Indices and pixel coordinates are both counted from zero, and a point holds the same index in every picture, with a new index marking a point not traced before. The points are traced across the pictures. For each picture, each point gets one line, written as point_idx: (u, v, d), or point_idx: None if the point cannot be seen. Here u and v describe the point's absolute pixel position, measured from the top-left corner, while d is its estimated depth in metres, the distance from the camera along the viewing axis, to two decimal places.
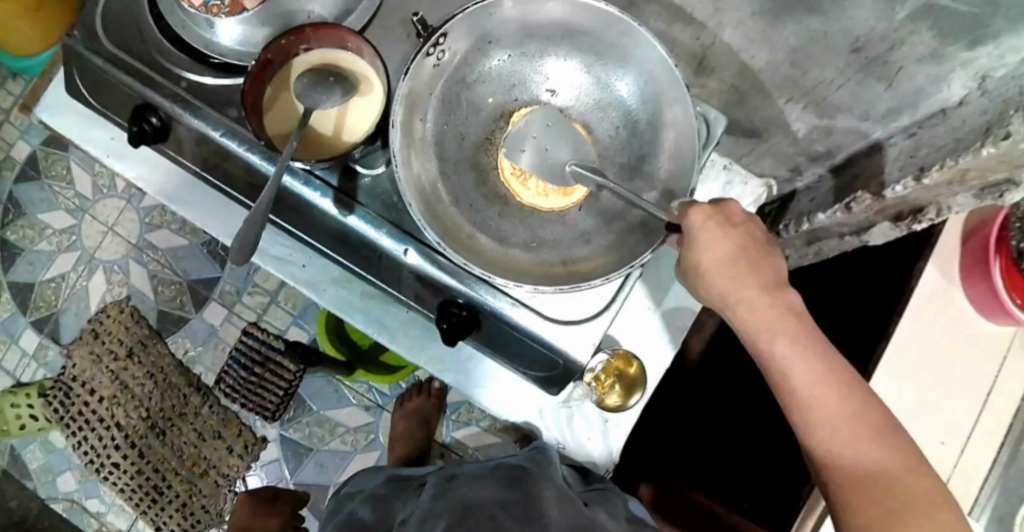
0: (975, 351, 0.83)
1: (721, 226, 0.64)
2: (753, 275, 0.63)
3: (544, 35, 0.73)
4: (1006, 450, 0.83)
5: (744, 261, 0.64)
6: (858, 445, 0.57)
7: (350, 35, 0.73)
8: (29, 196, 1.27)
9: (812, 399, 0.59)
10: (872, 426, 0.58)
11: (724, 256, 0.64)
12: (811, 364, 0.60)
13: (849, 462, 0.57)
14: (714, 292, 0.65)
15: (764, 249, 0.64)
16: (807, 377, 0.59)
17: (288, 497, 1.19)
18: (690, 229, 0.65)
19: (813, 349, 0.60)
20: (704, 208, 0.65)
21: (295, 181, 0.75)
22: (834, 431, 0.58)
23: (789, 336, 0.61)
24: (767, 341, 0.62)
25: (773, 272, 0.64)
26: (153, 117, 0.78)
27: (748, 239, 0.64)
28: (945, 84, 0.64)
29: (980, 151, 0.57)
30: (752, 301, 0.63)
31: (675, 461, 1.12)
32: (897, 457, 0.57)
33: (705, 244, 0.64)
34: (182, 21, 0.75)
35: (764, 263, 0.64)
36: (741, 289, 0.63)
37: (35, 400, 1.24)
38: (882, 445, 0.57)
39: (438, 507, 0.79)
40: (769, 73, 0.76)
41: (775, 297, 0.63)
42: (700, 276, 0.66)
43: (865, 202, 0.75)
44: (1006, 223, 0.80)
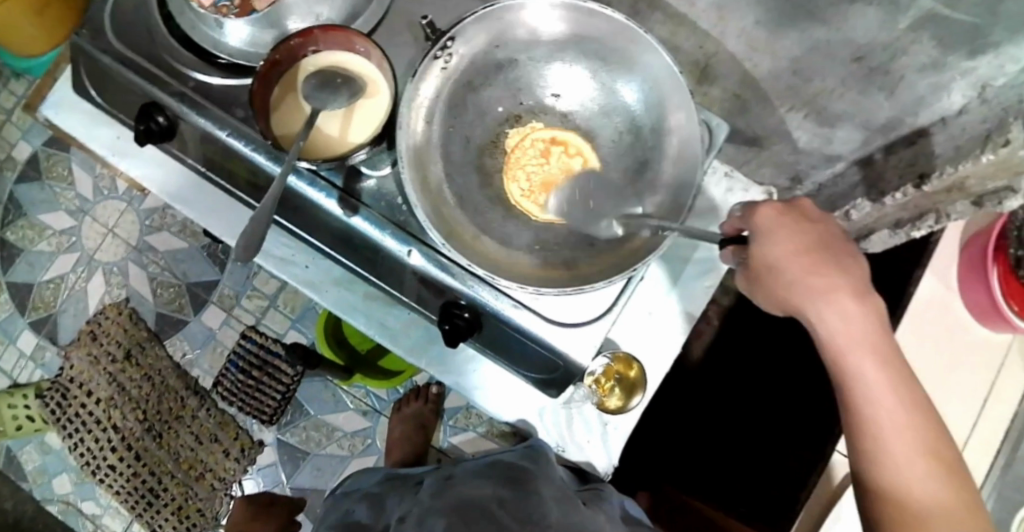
0: (974, 358, 0.84)
1: (802, 223, 0.62)
2: (843, 280, 0.61)
3: (550, 41, 0.74)
4: (1002, 455, 0.84)
5: (831, 266, 0.61)
6: (927, 479, 0.58)
7: (358, 37, 0.73)
8: (30, 197, 1.27)
9: (886, 422, 0.59)
10: (936, 455, 0.58)
11: (810, 258, 0.61)
12: (890, 384, 0.59)
13: (914, 494, 0.58)
14: (790, 294, 0.62)
15: (848, 250, 0.62)
16: (888, 400, 0.59)
17: (283, 504, 1.19)
18: (765, 224, 0.62)
19: (895, 370, 0.60)
20: (779, 203, 0.63)
21: (300, 181, 0.76)
22: (906, 460, 0.58)
23: (870, 351, 0.60)
24: (850, 357, 0.60)
25: (860, 277, 0.62)
26: (159, 116, 0.79)
27: (828, 239, 0.62)
28: (944, 94, 0.65)
29: (979, 159, 0.59)
30: (841, 309, 0.61)
31: (676, 470, 1.12)
32: (957, 493, 0.58)
33: (790, 242, 0.61)
34: (191, 21, 0.77)
35: (850, 266, 0.62)
36: (829, 294, 0.61)
37: (32, 400, 1.24)
38: (946, 479, 0.58)
39: (438, 507, 0.80)
40: (770, 81, 0.77)
41: (864, 306, 0.61)
42: (773, 276, 0.62)
43: (865, 208, 0.79)
44: (1004, 231, 0.80)
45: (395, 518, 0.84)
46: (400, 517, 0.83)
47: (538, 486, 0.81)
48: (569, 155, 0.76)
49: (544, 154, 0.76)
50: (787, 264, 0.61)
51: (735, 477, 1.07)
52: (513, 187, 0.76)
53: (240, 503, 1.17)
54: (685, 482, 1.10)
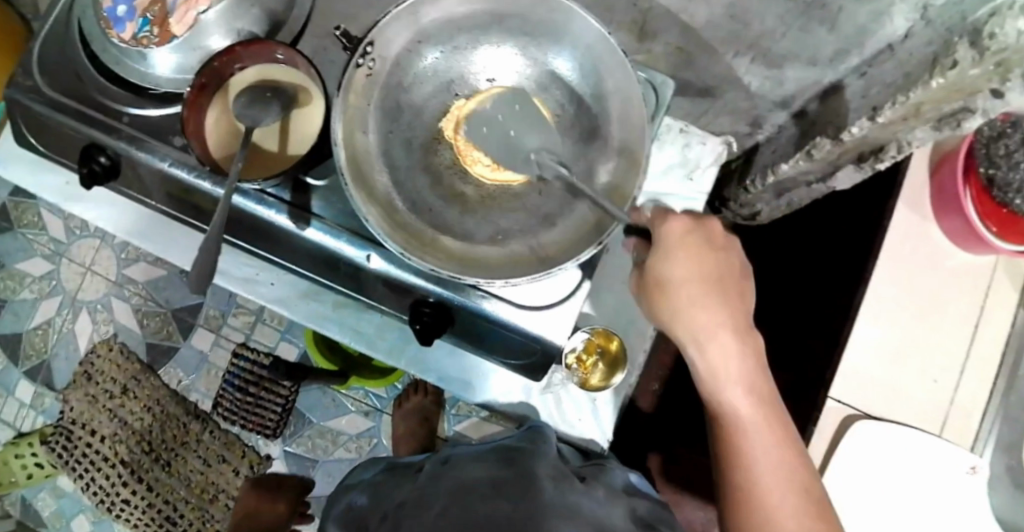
0: (960, 283, 0.82)
1: (700, 249, 0.67)
2: (727, 311, 0.66)
3: (473, 26, 0.72)
4: (1003, 380, 0.82)
5: (715, 288, 0.67)
6: (787, 497, 0.62)
7: (280, 46, 0.72)
8: (5, 248, 1.27)
9: (756, 449, 0.64)
10: (802, 481, 0.63)
11: (699, 277, 0.66)
12: (760, 414, 0.65)
13: (771, 506, 0.62)
14: (676, 316, 0.67)
15: (738, 281, 0.68)
16: (757, 428, 0.64)
17: (293, 485, 1.22)
18: (668, 246, 0.67)
19: (768, 403, 0.66)
20: (686, 221, 0.68)
21: (247, 201, 0.74)
22: (766, 477, 0.63)
23: (742, 383, 0.66)
24: (726, 387, 0.66)
25: (743, 311, 0.67)
26: (101, 156, 0.78)
27: (723, 263, 0.68)
28: (886, 20, 0.62)
29: (929, 84, 0.58)
30: (718, 335, 0.66)
31: (677, 427, 1.12)
32: (818, 513, 0.62)
33: (683, 265, 0.67)
34: (117, 57, 0.75)
35: (735, 293, 0.67)
36: (715, 324, 0.66)
37: (38, 448, 1.25)
38: (803, 502, 0.62)
39: (435, 489, 0.80)
40: (710, 30, 0.74)
41: (741, 337, 0.66)
42: (663, 294, 0.68)
43: (826, 147, 0.76)
44: (972, 150, 0.78)
45: (392, 505, 0.83)
46: (397, 505, 0.82)
47: (534, 465, 0.80)
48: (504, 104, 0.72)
49: (484, 123, 0.72)
50: (680, 282, 0.66)
51: None
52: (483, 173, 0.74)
53: (247, 487, 1.20)
54: (689, 437, 1.12)
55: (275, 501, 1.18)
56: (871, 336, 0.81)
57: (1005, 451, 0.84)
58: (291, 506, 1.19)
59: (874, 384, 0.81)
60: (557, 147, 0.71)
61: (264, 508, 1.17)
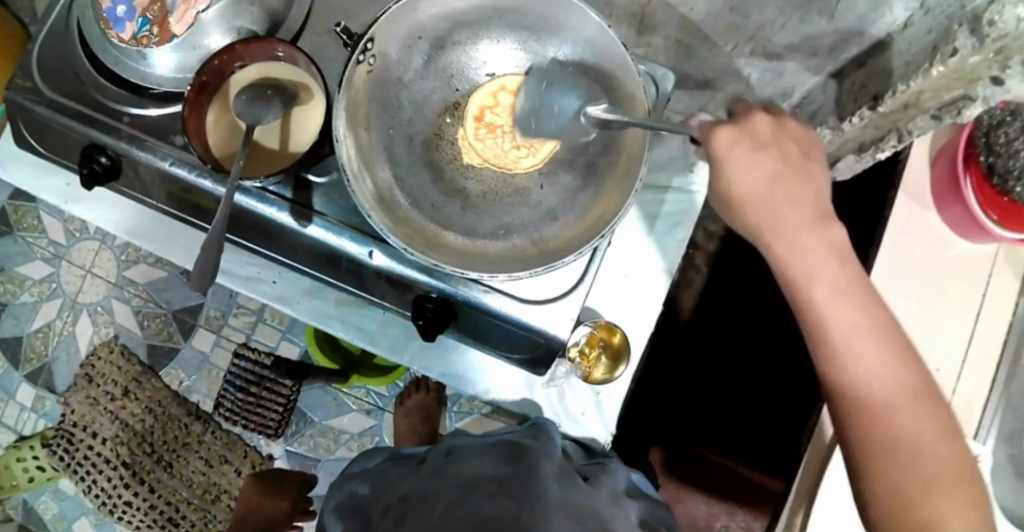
0: (961, 271, 0.82)
1: (752, 148, 0.59)
2: (794, 208, 0.58)
3: (472, 20, 0.73)
4: (1005, 369, 0.81)
5: (783, 186, 0.58)
6: (899, 407, 0.54)
7: (281, 44, 0.72)
8: (4, 251, 1.27)
9: (857, 361, 0.55)
10: (913, 391, 0.54)
11: (758, 182, 0.59)
12: (853, 315, 0.55)
13: (882, 419, 0.54)
14: (748, 221, 0.59)
15: (805, 172, 0.59)
16: (855, 330, 0.55)
17: (295, 481, 1.20)
18: (719, 150, 0.60)
19: (861, 300, 0.56)
20: (731, 129, 0.60)
21: (248, 199, 0.74)
22: (875, 388, 0.54)
23: (831, 284, 0.56)
24: (807, 288, 0.56)
25: (815, 201, 0.58)
26: (102, 156, 0.78)
27: (786, 157, 0.59)
28: (886, 9, 0.63)
29: (930, 72, 0.58)
30: (794, 237, 0.57)
31: (681, 422, 1.11)
32: (936, 421, 0.54)
33: (740, 170, 0.59)
34: (116, 57, 0.75)
35: (803, 188, 0.59)
36: (782, 223, 0.58)
37: (40, 450, 1.25)
38: (919, 411, 0.54)
39: (440, 485, 0.79)
40: (709, 21, 0.74)
41: (819, 233, 0.57)
42: (732, 202, 0.60)
43: (827, 137, 0.76)
44: (972, 139, 0.77)
45: (394, 498, 0.82)
46: (399, 499, 0.81)
47: (537, 462, 0.80)
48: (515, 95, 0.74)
49: (492, 128, 0.74)
50: (737, 193, 0.59)
51: (738, 420, 1.10)
52: (475, 163, 0.74)
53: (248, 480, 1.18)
54: (694, 432, 1.11)
55: (273, 498, 1.16)
56: None
57: None
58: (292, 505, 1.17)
59: None
60: (581, 84, 0.69)
61: (260, 505, 1.15)
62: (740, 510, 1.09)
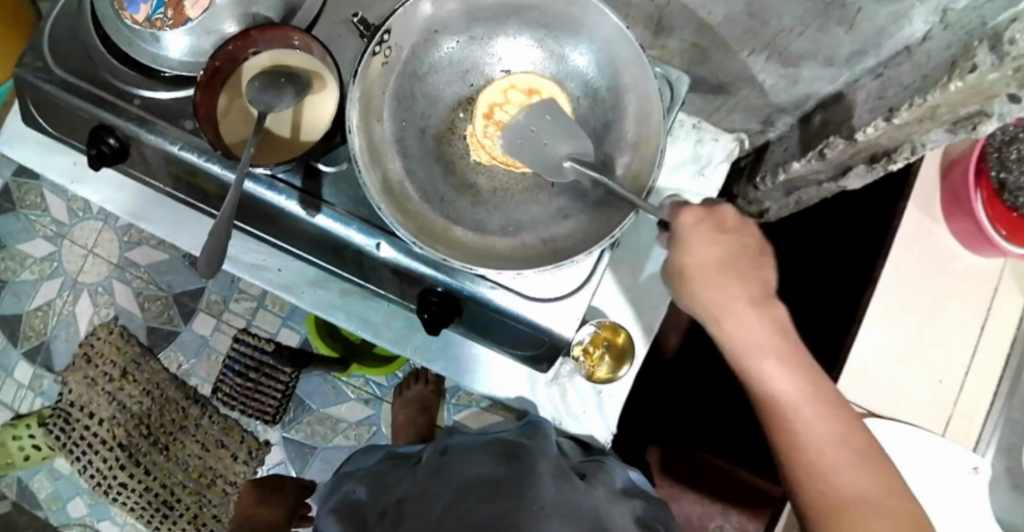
0: (966, 285, 0.83)
1: (713, 232, 0.63)
2: (742, 288, 0.62)
3: (489, 16, 0.72)
4: (1007, 384, 0.81)
5: (731, 269, 0.62)
6: (846, 472, 0.57)
7: (295, 32, 0.71)
8: (6, 228, 1.26)
9: (801, 427, 0.59)
10: (858, 454, 0.58)
11: (713, 261, 0.62)
12: (797, 386, 0.60)
13: (829, 481, 0.57)
14: (699, 303, 0.63)
15: (755, 257, 0.64)
16: (799, 401, 0.59)
17: (292, 487, 1.20)
18: (685, 229, 0.63)
19: (804, 373, 0.61)
20: (697, 210, 0.64)
21: (257, 186, 0.74)
22: (819, 455, 0.58)
23: (776, 357, 0.61)
24: (755, 360, 0.61)
25: (762, 283, 0.63)
26: (110, 138, 0.77)
27: (738, 244, 0.63)
28: (906, 22, 0.62)
29: (947, 86, 0.58)
30: (741, 316, 0.62)
31: (678, 424, 1.14)
32: (884, 484, 0.57)
33: (698, 249, 0.63)
34: (128, 37, 0.74)
35: (754, 274, 0.63)
36: (730, 303, 0.62)
37: (36, 429, 1.24)
38: (864, 471, 0.57)
39: (438, 486, 0.80)
40: (727, 27, 0.73)
41: (765, 313, 0.62)
42: (683, 281, 0.64)
43: (839, 146, 0.75)
44: (983, 154, 0.78)
45: (392, 501, 0.83)
46: (397, 501, 0.82)
47: (533, 462, 0.81)
48: (526, 94, 0.73)
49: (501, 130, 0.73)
50: (693, 271, 0.63)
51: (734, 424, 1.11)
52: (484, 160, 0.74)
53: (248, 486, 1.19)
54: (691, 434, 1.13)
55: (268, 506, 1.16)
56: (873, 337, 0.81)
57: (1005, 453, 0.83)
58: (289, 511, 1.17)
59: (879, 383, 0.81)
60: (575, 128, 0.68)
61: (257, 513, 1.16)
62: (736, 512, 1.06)
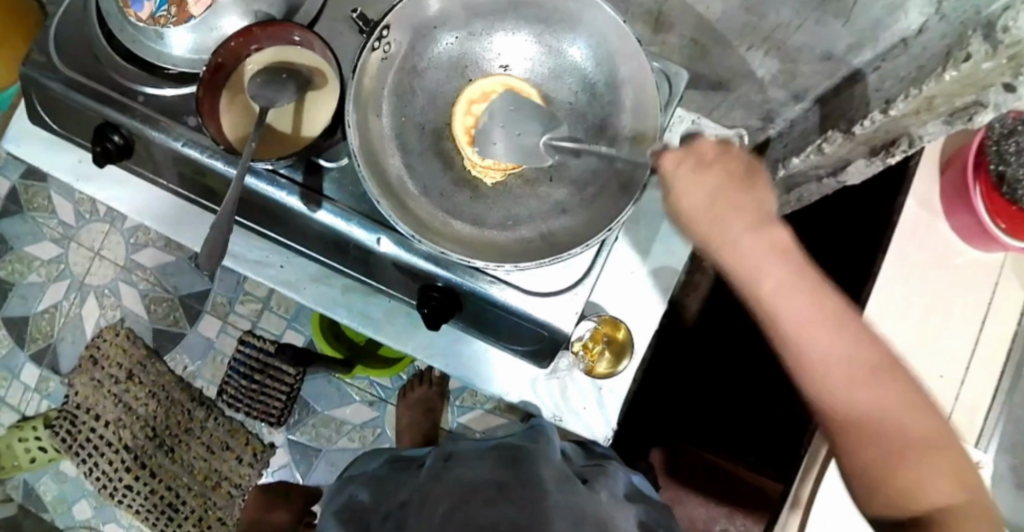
0: (968, 280, 0.82)
1: (697, 165, 0.56)
2: (743, 220, 0.53)
3: (487, 11, 0.73)
4: (1009, 379, 0.81)
5: (722, 191, 0.55)
6: (890, 408, 0.50)
7: (297, 28, 0.72)
8: (14, 230, 1.28)
9: (810, 352, 0.51)
10: (883, 374, 0.50)
11: (698, 196, 0.55)
12: (806, 305, 0.51)
13: (853, 409, 0.50)
14: (689, 220, 0.55)
15: (743, 179, 0.55)
16: (803, 319, 0.51)
17: (300, 494, 1.19)
18: (665, 169, 0.57)
19: (810, 286, 0.52)
20: (675, 150, 0.57)
21: (259, 181, 0.74)
22: (840, 381, 0.50)
23: (780, 273, 0.52)
24: (758, 283, 0.52)
25: (760, 206, 0.54)
26: (115, 135, 0.79)
27: (727, 170, 0.55)
28: (901, 13, 0.63)
29: (942, 76, 0.58)
30: (734, 234, 0.53)
31: (682, 423, 1.12)
32: (925, 418, 0.50)
33: (680, 185, 0.56)
34: (131, 36, 0.75)
35: (744, 189, 0.55)
36: (729, 236, 0.54)
37: (42, 431, 1.25)
38: (889, 394, 0.50)
39: (437, 491, 0.81)
40: (724, 22, 0.74)
41: (761, 230, 0.53)
42: (674, 210, 0.57)
43: (838, 140, 0.75)
44: (983, 147, 0.77)
45: (394, 505, 0.84)
46: (399, 504, 0.84)
47: (536, 468, 0.81)
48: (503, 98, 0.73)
49: None
50: (687, 213, 0.55)
51: (741, 423, 1.10)
52: (499, 178, 0.74)
53: (256, 491, 1.19)
54: (695, 434, 1.11)
55: (279, 510, 1.16)
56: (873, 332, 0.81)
57: (1010, 451, 0.83)
58: (296, 517, 1.17)
59: None
60: (541, 115, 0.70)
61: (268, 519, 1.16)
62: (741, 515, 1.05)
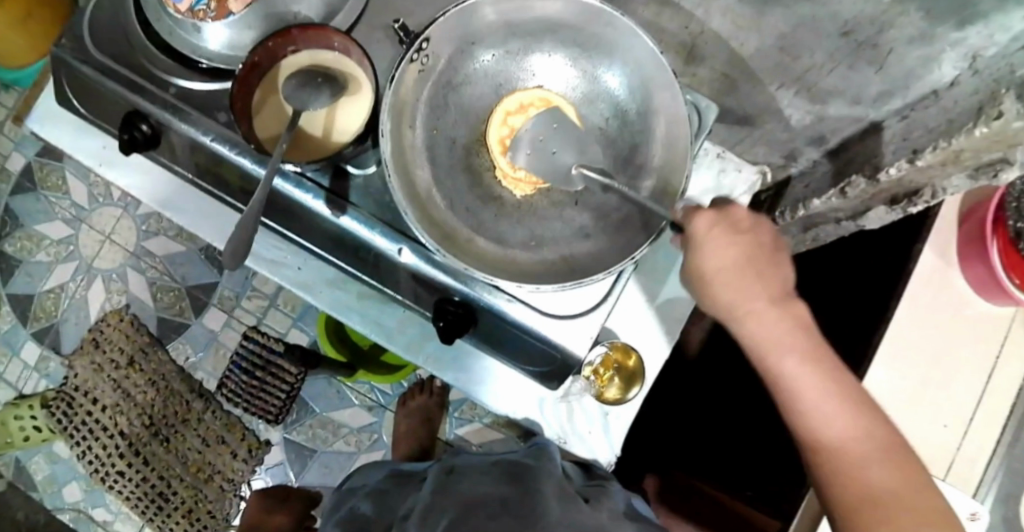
0: (975, 333, 0.83)
1: (727, 234, 0.66)
2: (762, 286, 0.64)
3: (526, 31, 0.73)
4: (1009, 433, 0.82)
5: (751, 269, 0.64)
6: (873, 468, 0.57)
7: (336, 34, 0.73)
8: (26, 208, 1.27)
9: (823, 425, 0.59)
10: (888, 450, 0.58)
11: (729, 262, 0.65)
12: (821, 384, 0.60)
13: (860, 481, 0.57)
14: (719, 303, 0.65)
15: (772, 256, 0.66)
16: (818, 396, 0.60)
17: (300, 497, 1.19)
18: (698, 234, 0.66)
19: (824, 367, 0.61)
20: (710, 213, 0.66)
21: (285, 183, 0.75)
22: (849, 452, 0.58)
23: (798, 353, 0.61)
24: (778, 359, 0.62)
25: (780, 282, 0.65)
26: (143, 125, 0.79)
27: (756, 241, 0.66)
28: (935, 66, 0.63)
29: (973, 132, 0.58)
30: (761, 313, 0.64)
31: (680, 452, 1.15)
32: (909, 476, 0.57)
33: (714, 249, 0.65)
34: (169, 27, 0.75)
35: (774, 273, 0.65)
36: (750, 301, 0.64)
37: (38, 411, 1.24)
38: (891, 469, 0.57)
39: (441, 503, 0.81)
40: (758, 59, 0.75)
41: (785, 311, 0.64)
42: (705, 285, 0.66)
43: (861, 186, 0.76)
44: (1003, 203, 0.79)
45: (398, 516, 0.86)
46: (405, 515, 0.84)
47: (539, 483, 0.82)
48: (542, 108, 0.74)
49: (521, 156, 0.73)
50: (712, 273, 0.65)
51: (737, 454, 1.09)
52: (529, 192, 0.74)
53: (256, 495, 1.19)
54: (690, 464, 1.13)
55: (279, 512, 1.16)
56: (880, 378, 0.81)
57: (1005, 503, 0.84)
58: (297, 520, 1.16)
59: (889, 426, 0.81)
60: (580, 142, 0.72)
61: (268, 521, 1.15)
62: None
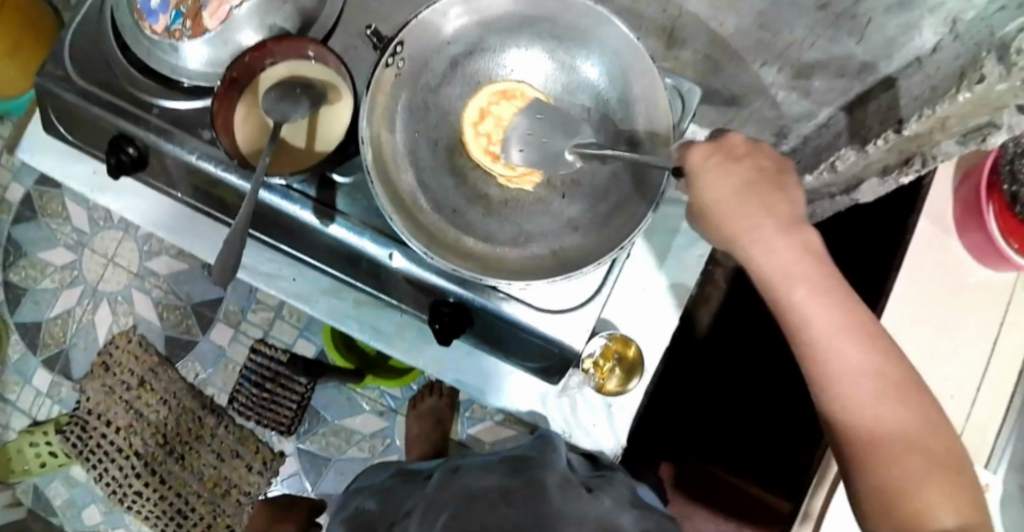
0: (980, 299, 0.82)
1: (727, 164, 0.61)
2: (768, 215, 0.60)
3: (501, 28, 0.73)
4: (1020, 400, 0.81)
5: (755, 196, 0.60)
6: (880, 402, 0.56)
7: (311, 43, 0.72)
8: (28, 237, 1.29)
9: (832, 356, 0.57)
10: (896, 382, 0.56)
11: (733, 192, 0.60)
12: (831, 313, 0.57)
13: (869, 415, 0.56)
14: (724, 232, 0.62)
15: (777, 182, 0.61)
16: (829, 327, 0.57)
17: (305, 505, 1.17)
18: (696, 167, 0.62)
19: (834, 299, 0.58)
20: (707, 146, 0.62)
21: (272, 196, 0.75)
22: (857, 384, 0.56)
23: (808, 282, 0.58)
24: (787, 289, 0.58)
25: (789, 210, 0.60)
26: (129, 148, 0.79)
27: (757, 168, 0.61)
28: (915, 33, 0.62)
29: (956, 97, 0.57)
30: (769, 241, 0.59)
31: (692, 438, 1.12)
32: (916, 410, 0.56)
33: (714, 184, 0.61)
34: (147, 49, 0.75)
35: (779, 200, 0.60)
36: (757, 231, 0.60)
37: (53, 436, 1.26)
38: (898, 400, 0.56)
39: (442, 500, 0.81)
40: (739, 39, 0.74)
41: (793, 238, 0.59)
42: (708, 217, 0.62)
43: (851, 158, 0.75)
44: (996, 166, 0.77)
45: (400, 513, 0.85)
46: (404, 513, 0.84)
47: (541, 473, 0.82)
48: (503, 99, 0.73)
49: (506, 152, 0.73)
50: (714, 206, 0.61)
51: (752, 438, 1.09)
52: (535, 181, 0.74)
53: (261, 506, 1.17)
54: (702, 449, 1.11)
55: (285, 520, 1.14)
56: None
57: None
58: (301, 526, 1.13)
59: None
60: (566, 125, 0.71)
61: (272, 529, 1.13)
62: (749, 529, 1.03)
